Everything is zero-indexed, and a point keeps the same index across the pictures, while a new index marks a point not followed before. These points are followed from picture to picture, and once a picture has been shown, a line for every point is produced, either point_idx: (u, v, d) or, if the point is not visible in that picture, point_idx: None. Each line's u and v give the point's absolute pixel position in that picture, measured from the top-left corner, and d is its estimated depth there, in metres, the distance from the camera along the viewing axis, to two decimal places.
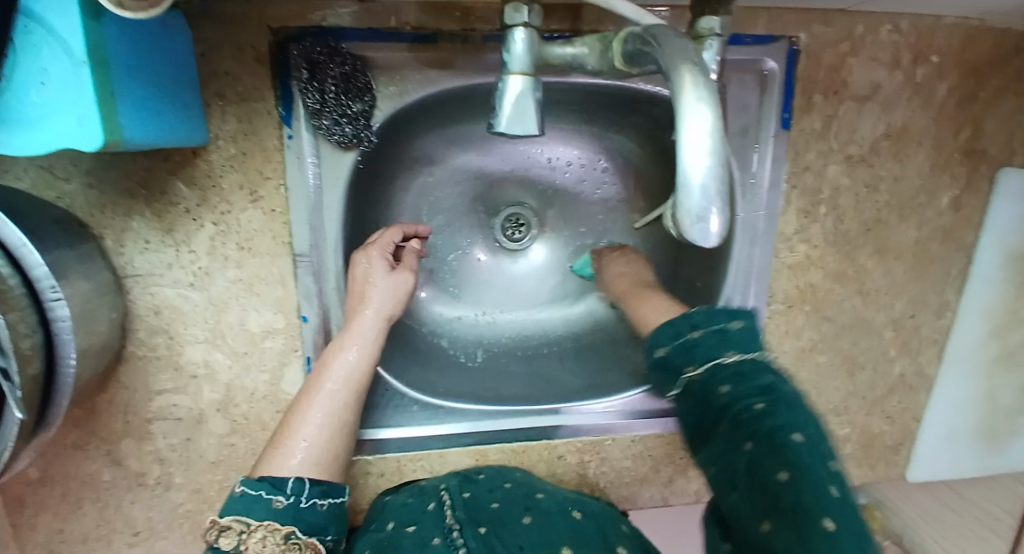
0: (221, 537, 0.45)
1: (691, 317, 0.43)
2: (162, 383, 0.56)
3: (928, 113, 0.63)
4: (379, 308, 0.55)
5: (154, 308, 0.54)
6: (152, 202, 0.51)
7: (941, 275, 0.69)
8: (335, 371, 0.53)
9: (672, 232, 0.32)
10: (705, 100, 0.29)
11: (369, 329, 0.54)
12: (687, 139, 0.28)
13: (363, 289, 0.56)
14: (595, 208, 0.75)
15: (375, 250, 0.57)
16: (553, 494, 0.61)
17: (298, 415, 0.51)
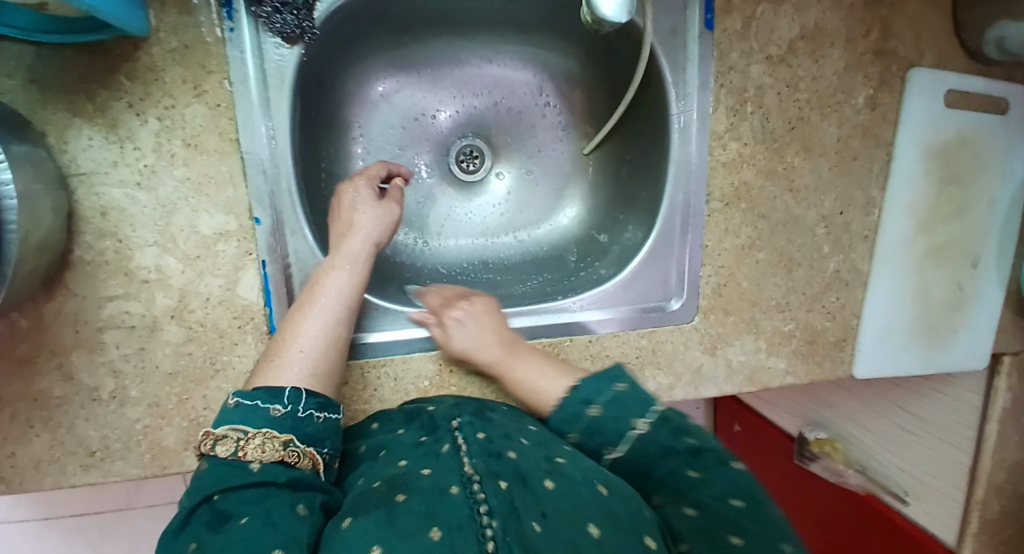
0: (218, 446, 0.48)
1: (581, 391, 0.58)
2: (111, 289, 0.56)
3: (839, 13, 0.68)
4: (367, 237, 0.62)
5: (101, 210, 0.54)
6: (96, 98, 0.52)
7: (865, 171, 0.74)
8: (325, 290, 0.58)
9: (591, 23, 0.56)
10: None
11: (357, 257, 0.61)
12: None
13: (349, 217, 0.63)
14: (542, 132, 0.81)
15: (361, 182, 0.66)
16: (577, 453, 0.55)
17: (295, 324, 0.56)
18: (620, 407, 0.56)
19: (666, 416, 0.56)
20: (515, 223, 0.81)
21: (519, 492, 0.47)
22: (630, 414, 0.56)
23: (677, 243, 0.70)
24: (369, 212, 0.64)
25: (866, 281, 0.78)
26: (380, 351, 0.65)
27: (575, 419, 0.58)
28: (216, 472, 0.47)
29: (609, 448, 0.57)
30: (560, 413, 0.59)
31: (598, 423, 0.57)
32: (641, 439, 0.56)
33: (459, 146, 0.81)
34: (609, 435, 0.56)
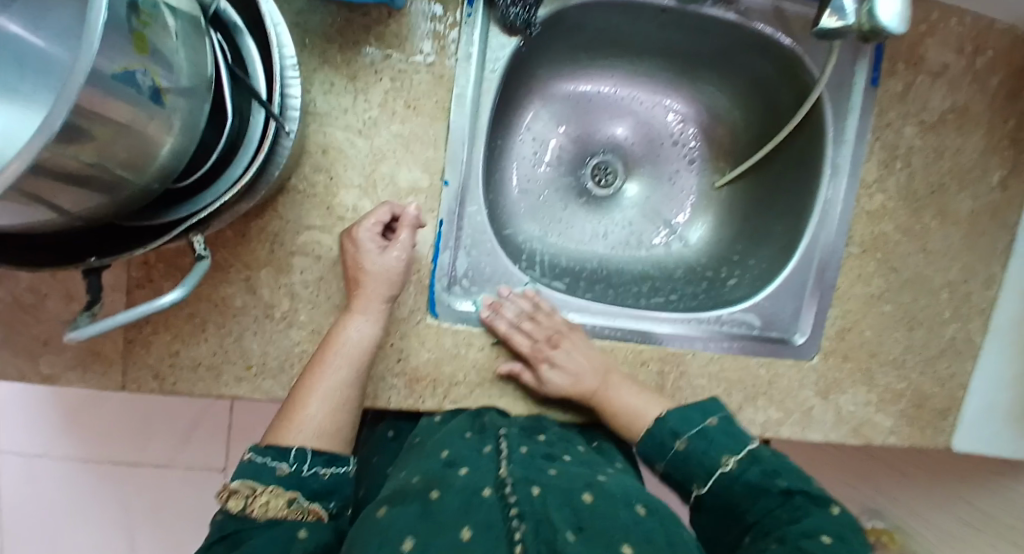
0: (229, 499, 0.49)
1: (669, 422, 0.62)
2: (312, 219, 0.62)
3: (983, 98, 0.72)
4: (376, 293, 0.59)
5: (322, 147, 0.61)
6: (344, 51, 0.60)
7: (990, 247, 0.76)
8: (342, 343, 0.58)
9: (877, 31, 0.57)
10: None
11: (371, 309, 0.60)
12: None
13: (358, 273, 0.59)
14: (675, 165, 0.88)
15: (363, 233, 0.59)
16: (616, 477, 0.56)
17: (308, 386, 0.57)
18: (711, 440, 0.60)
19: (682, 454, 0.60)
20: (637, 239, 0.87)
21: (553, 498, 0.49)
22: (716, 449, 0.59)
23: (811, 285, 0.72)
24: (378, 264, 0.59)
25: (976, 353, 0.79)
26: None
27: (663, 451, 0.61)
28: (229, 521, 0.49)
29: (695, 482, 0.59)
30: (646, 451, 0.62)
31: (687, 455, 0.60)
32: (727, 476, 0.58)
33: (597, 161, 0.88)
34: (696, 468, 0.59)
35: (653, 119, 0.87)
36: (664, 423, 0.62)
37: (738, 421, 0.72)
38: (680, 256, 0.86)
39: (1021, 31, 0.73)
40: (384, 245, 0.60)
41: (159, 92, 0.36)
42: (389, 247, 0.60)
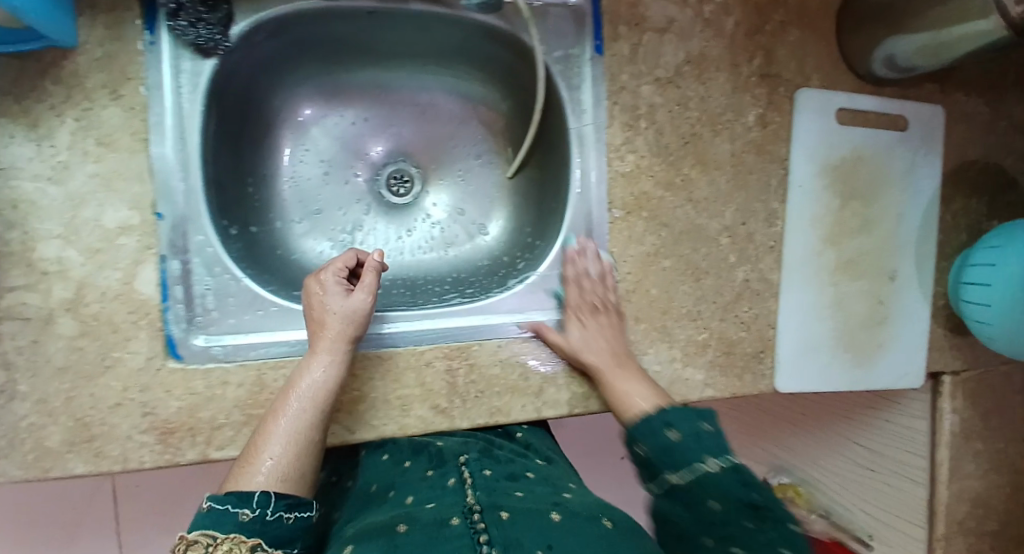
0: (188, 551, 0.50)
1: (667, 415, 0.61)
2: (12, 280, 0.58)
3: (720, 42, 0.73)
4: (340, 334, 0.61)
5: (12, 201, 0.57)
6: (20, 100, 0.57)
7: (762, 185, 0.75)
8: (305, 383, 0.58)
9: None
10: None
11: (328, 350, 0.60)
12: None
13: (323, 316, 0.61)
14: (469, 161, 0.86)
15: (329, 276, 0.64)
16: (580, 494, 0.62)
17: (267, 431, 0.56)
18: (703, 442, 0.58)
19: (667, 446, 0.59)
20: (442, 242, 0.85)
21: (521, 519, 0.52)
22: (702, 449, 0.58)
23: (583, 257, 0.73)
24: (342, 303, 0.62)
25: (776, 291, 0.78)
26: (268, 348, 0.64)
27: (653, 437, 0.60)
28: None
29: (669, 472, 0.58)
30: (639, 427, 0.62)
31: (672, 447, 0.59)
32: (708, 477, 0.56)
33: (389, 171, 0.85)
34: (676, 460, 0.58)
35: (436, 118, 0.85)
36: (661, 415, 0.61)
37: (543, 403, 0.70)
38: (487, 250, 0.84)
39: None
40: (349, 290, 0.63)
41: None
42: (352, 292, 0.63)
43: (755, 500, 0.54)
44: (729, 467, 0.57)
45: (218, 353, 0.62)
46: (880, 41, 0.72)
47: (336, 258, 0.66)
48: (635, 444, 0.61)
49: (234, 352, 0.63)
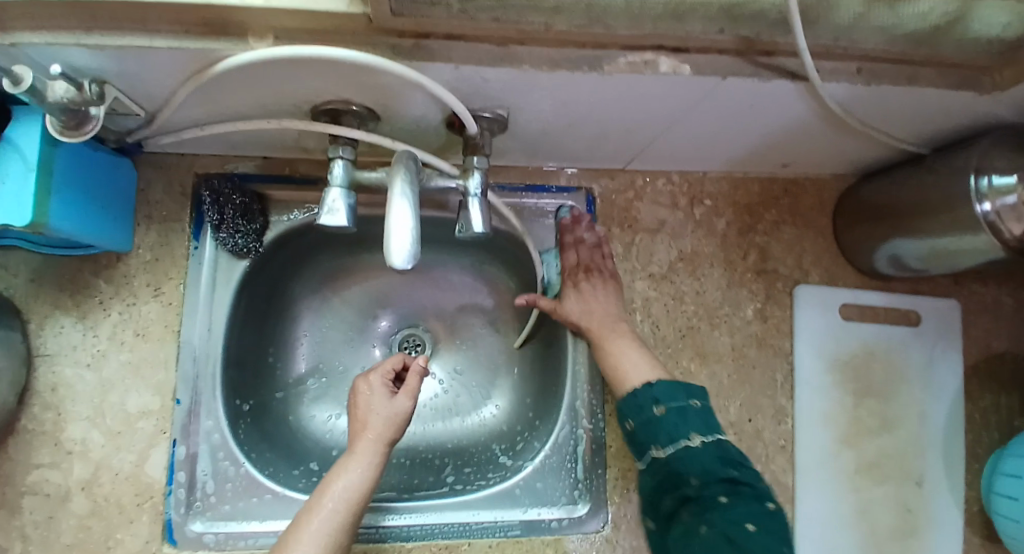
0: None
1: (654, 392, 0.60)
2: (41, 457, 0.63)
3: (713, 241, 0.75)
4: (379, 436, 0.62)
5: (51, 385, 0.64)
6: (76, 295, 0.65)
7: (767, 379, 0.74)
8: (337, 485, 0.59)
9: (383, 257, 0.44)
10: (405, 198, 0.45)
11: (367, 452, 0.61)
12: (395, 227, 0.44)
13: (365, 416, 0.64)
14: (479, 331, 0.89)
15: (375, 378, 0.66)
16: None
17: (297, 530, 0.56)
18: (684, 423, 0.58)
19: (653, 421, 0.59)
20: (448, 411, 0.85)
21: None
22: (689, 426, 0.58)
23: (582, 452, 0.71)
24: (385, 406, 0.64)
25: (792, 495, 0.74)
26: (258, 538, 0.64)
27: (640, 410, 0.60)
28: None
29: (656, 447, 0.58)
30: (626, 403, 0.62)
31: (657, 421, 0.59)
32: (690, 451, 0.57)
33: (402, 337, 0.88)
34: (658, 435, 0.58)
35: (451, 292, 0.89)
36: (650, 391, 0.60)
37: None
38: (492, 424, 0.84)
39: (737, 175, 0.77)
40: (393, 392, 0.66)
41: None
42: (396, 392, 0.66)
43: (734, 476, 0.56)
44: (713, 442, 0.57)
45: (210, 540, 0.64)
46: (878, 244, 0.74)
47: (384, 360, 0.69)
48: (625, 420, 0.62)
49: (223, 541, 0.64)
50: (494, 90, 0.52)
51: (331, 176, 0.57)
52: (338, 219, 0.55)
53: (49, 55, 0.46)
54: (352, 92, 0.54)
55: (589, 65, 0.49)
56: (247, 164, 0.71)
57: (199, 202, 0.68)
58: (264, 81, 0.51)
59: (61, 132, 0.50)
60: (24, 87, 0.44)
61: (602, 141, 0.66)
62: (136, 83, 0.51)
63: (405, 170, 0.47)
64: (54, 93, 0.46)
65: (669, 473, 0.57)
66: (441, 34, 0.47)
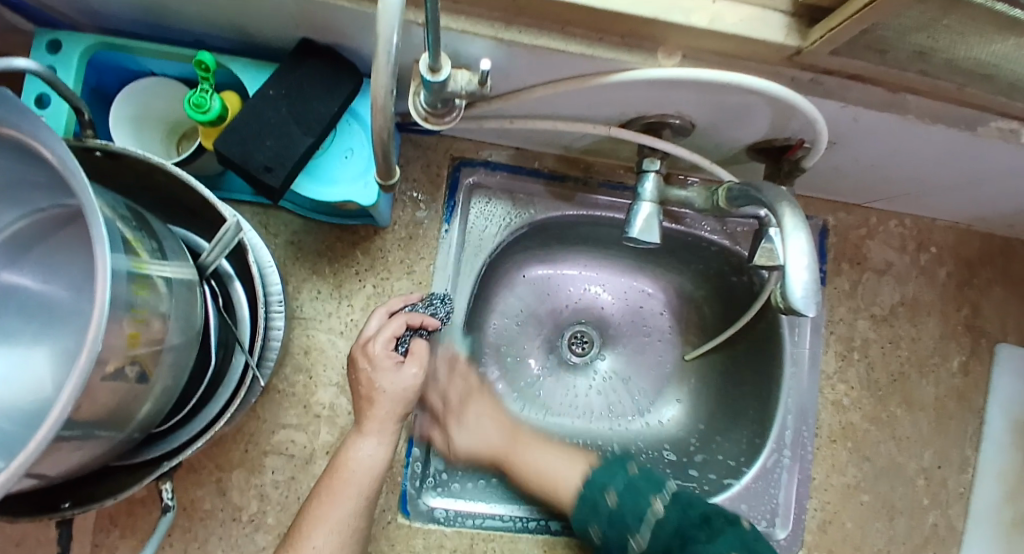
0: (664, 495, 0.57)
1: (587, 486, 0.61)
2: (287, 418, 0.63)
3: (933, 290, 0.77)
4: (391, 413, 0.56)
5: (305, 348, 0.64)
6: (333, 263, 0.65)
7: (959, 432, 0.76)
8: (351, 468, 0.54)
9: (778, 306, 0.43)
10: (799, 229, 0.42)
11: (378, 431, 0.55)
12: (790, 254, 0.41)
13: (372, 393, 0.56)
14: (651, 336, 0.84)
15: (377, 349, 0.56)
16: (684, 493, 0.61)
17: (316, 515, 0.52)
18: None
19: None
20: (611, 410, 0.81)
21: None
22: (603, 484, 0.60)
23: (787, 480, 0.71)
24: (394, 380, 0.56)
25: (959, 540, 0.75)
26: (484, 519, 0.67)
27: (589, 503, 0.60)
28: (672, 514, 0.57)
29: (594, 526, 0.59)
30: (581, 505, 0.61)
31: (590, 498, 0.60)
32: (599, 493, 0.60)
33: (573, 331, 0.84)
34: (596, 515, 0.59)
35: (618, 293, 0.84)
36: (584, 488, 0.61)
37: None
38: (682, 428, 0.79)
39: (963, 226, 0.78)
40: (400, 360, 0.57)
41: (143, 372, 0.39)
42: (406, 362, 0.57)
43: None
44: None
45: (439, 516, 0.66)
46: None
47: (386, 323, 0.59)
48: (583, 502, 0.60)
49: (452, 517, 0.66)
50: (848, 132, 0.51)
51: (639, 189, 0.55)
52: (653, 236, 0.54)
53: (448, 39, 0.43)
54: (697, 110, 0.51)
55: (966, 124, 0.48)
56: (500, 152, 0.70)
57: (454, 188, 0.68)
58: (627, 92, 0.48)
59: (424, 119, 0.47)
60: (443, 76, 0.40)
61: (877, 183, 0.65)
62: (496, 74, 0.48)
63: (791, 207, 0.44)
64: (455, 83, 0.42)
65: (586, 504, 0.60)
66: (845, 73, 0.44)
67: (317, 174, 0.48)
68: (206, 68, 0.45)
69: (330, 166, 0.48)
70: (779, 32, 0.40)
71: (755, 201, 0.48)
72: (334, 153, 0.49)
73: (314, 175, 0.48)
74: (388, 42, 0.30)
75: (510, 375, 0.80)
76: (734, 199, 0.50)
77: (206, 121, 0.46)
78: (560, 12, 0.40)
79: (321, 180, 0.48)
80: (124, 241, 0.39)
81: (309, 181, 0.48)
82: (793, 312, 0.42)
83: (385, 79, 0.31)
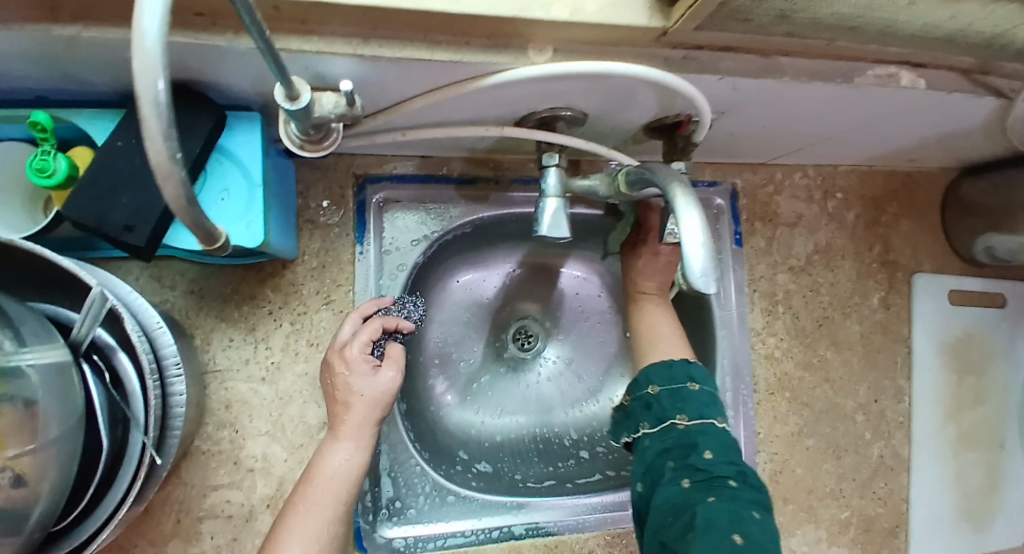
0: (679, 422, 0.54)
1: (691, 370, 0.57)
2: (218, 477, 0.59)
3: (844, 233, 0.79)
4: (367, 418, 0.54)
5: (225, 402, 0.60)
6: (242, 307, 0.61)
7: (888, 364, 0.80)
8: (325, 475, 0.51)
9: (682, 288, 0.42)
10: (692, 206, 0.42)
11: (354, 436, 0.53)
12: (686, 229, 0.41)
13: (345, 399, 0.54)
14: (591, 319, 0.83)
15: (352, 353, 0.55)
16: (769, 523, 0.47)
17: (285, 526, 0.49)
18: (686, 400, 0.54)
19: (649, 402, 0.56)
20: (563, 400, 0.80)
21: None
22: (693, 408, 0.54)
23: (735, 440, 0.73)
24: (370, 385, 0.54)
25: (907, 465, 0.79)
26: (447, 539, 0.65)
27: (672, 379, 0.56)
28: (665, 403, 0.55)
29: (680, 415, 0.54)
30: (661, 371, 0.57)
31: (690, 395, 0.55)
32: (683, 428, 0.53)
33: (514, 327, 0.82)
34: (689, 408, 0.54)
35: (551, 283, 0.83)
36: (685, 368, 0.57)
37: None
38: None
39: (863, 168, 0.81)
40: (376, 365, 0.56)
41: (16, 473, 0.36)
42: (380, 366, 0.56)
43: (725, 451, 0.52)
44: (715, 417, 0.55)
45: (399, 545, 0.64)
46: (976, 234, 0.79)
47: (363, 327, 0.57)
48: (647, 384, 0.57)
49: (413, 544, 0.64)
50: (732, 101, 0.51)
51: (543, 184, 0.54)
52: (561, 230, 0.53)
53: (305, 62, 0.40)
54: (583, 98, 0.50)
55: (843, 77, 0.49)
56: (404, 163, 0.67)
57: (363, 207, 0.66)
58: (506, 91, 0.47)
59: (300, 147, 0.44)
60: (304, 101, 0.37)
61: (774, 141, 0.67)
62: (367, 90, 0.45)
63: (682, 186, 0.43)
64: (321, 108, 0.40)
65: (685, 437, 0.52)
66: (716, 45, 0.44)
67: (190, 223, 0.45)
68: (43, 128, 0.41)
69: (204, 212, 0.45)
70: (640, 15, 0.39)
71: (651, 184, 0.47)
72: (207, 198, 0.45)
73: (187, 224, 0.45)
74: (155, 90, 0.21)
75: (456, 384, 0.78)
76: (633, 183, 0.50)
77: (54, 185, 0.42)
78: (415, 18, 0.38)
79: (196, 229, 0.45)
80: None
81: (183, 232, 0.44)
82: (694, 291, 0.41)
83: (162, 146, 0.22)
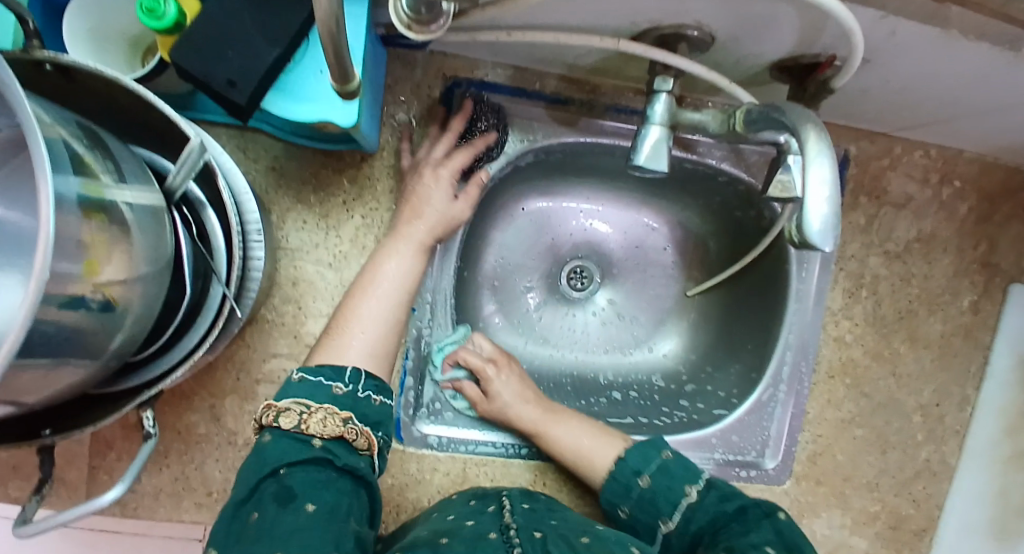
0: (690, 491, 0.57)
1: (629, 464, 0.60)
2: (278, 347, 0.62)
3: (951, 225, 0.73)
4: (428, 228, 0.57)
5: (293, 279, 0.62)
6: (319, 192, 0.62)
7: (962, 370, 0.75)
8: (379, 280, 0.55)
9: (790, 241, 0.40)
10: (825, 158, 0.38)
11: (412, 241, 0.56)
12: (810, 184, 0.38)
13: (416, 204, 0.58)
14: (654, 269, 0.81)
15: (443, 172, 0.59)
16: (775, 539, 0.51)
17: (350, 308, 0.53)
18: (673, 477, 0.57)
19: (629, 507, 0.59)
20: (610, 344, 0.80)
21: None
22: (679, 480, 0.57)
23: (780, 414, 0.71)
24: (443, 206, 0.57)
25: (952, 475, 0.75)
26: (477, 446, 0.67)
27: (627, 491, 0.59)
28: (668, 489, 0.57)
29: (662, 521, 0.57)
30: (610, 487, 0.60)
31: (646, 496, 0.58)
32: (690, 507, 0.56)
33: (572, 267, 0.80)
34: (658, 507, 0.57)
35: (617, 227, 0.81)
36: (624, 466, 0.60)
37: None
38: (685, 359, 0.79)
39: (991, 158, 0.73)
40: (455, 193, 0.59)
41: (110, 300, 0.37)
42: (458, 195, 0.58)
43: (740, 505, 0.55)
44: (706, 487, 0.57)
45: (434, 442, 0.66)
46: None
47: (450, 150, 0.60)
48: (616, 506, 0.60)
49: (445, 444, 0.66)
50: (885, 47, 0.45)
51: (648, 112, 0.51)
52: (659, 163, 0.50)
53: None
54: (714, 19, 0.45)
55: (1011, 43, 0.43)
56: (496, 71, 0.65)
57: (448, 106, 0.64)
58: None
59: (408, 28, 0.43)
60: None
61: (910, 109, 0.60)
62: None
63: (817, 130, 0.39)
64: None
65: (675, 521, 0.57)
66: None
67: (289, 91, 0.44)
68: None
69: (303, 83, 0.44)
70: None
71: (774, 123, 0.44)
72: (308, 67, 0.44)
73: (285, 90, 0.44)
74: None
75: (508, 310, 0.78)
76: (753, 122, 0.46)
77: (163, 29, 0.41)
78: None
79: (292, 97, 0.44)
80: (74, 163, 0.35)
81: (280, 99, 0.44)
82: (806, 246, 0.39)
83: None
